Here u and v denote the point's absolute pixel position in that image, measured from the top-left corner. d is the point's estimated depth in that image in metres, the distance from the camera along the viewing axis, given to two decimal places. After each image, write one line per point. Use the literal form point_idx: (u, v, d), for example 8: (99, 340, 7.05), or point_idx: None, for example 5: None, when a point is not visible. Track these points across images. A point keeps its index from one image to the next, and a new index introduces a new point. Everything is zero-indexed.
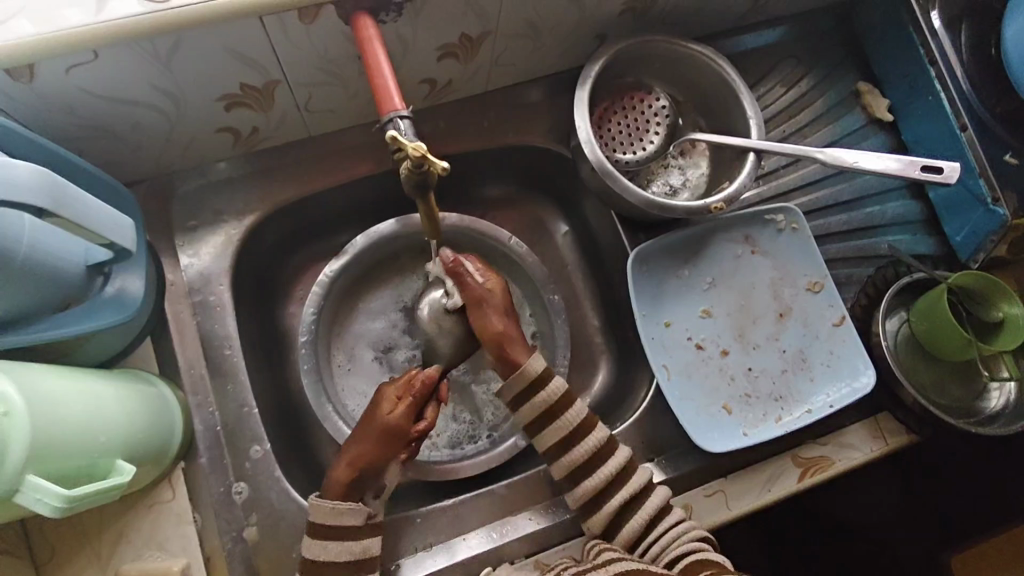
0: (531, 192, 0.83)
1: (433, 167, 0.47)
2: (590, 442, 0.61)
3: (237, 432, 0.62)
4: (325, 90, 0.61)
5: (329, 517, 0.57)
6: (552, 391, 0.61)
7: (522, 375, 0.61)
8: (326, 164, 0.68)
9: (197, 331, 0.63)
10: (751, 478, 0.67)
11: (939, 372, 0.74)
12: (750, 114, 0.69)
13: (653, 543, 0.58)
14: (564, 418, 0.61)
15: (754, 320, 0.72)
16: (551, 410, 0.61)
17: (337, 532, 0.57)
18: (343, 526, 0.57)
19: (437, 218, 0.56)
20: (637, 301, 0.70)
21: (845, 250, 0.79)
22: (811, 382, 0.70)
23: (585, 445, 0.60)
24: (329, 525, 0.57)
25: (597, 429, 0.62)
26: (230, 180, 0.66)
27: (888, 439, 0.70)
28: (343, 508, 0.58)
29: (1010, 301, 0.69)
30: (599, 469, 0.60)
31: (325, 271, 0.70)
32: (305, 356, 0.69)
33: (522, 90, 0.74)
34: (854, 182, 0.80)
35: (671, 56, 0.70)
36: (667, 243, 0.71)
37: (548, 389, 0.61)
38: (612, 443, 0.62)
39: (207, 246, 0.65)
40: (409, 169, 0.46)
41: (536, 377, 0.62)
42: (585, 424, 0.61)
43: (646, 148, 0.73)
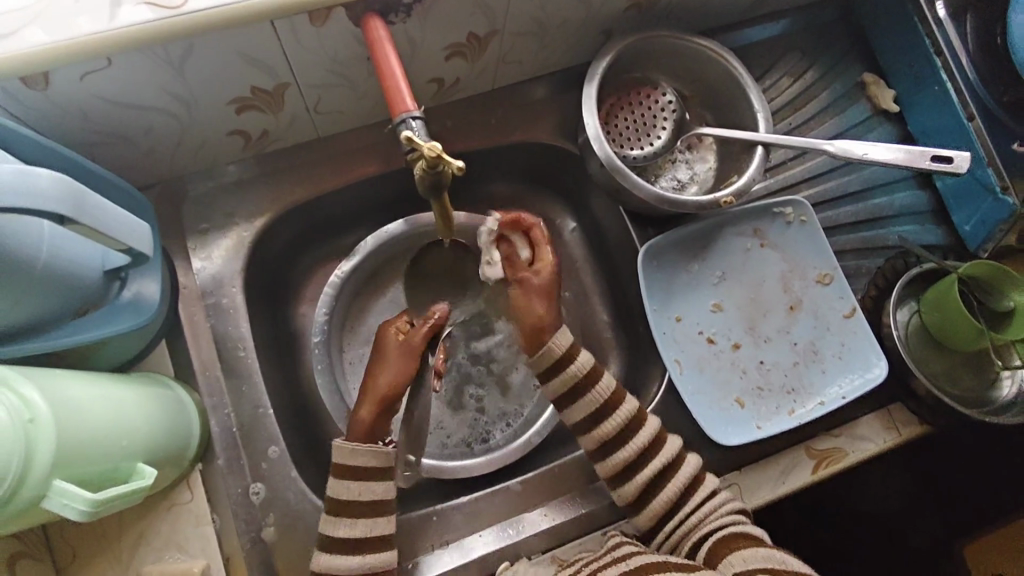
0: (539, 189, 0.83)
1: (449, 169, 0.47)
2: (619, 417, 0.61)
3: (253, 433, 0.62)
4: (334, 93, 0.61)
5: (352, 457, 0.59)
6: (580, 365, 0.62)
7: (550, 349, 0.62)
8: (336, 166, 0.68)
9: (211, 334, 0.64)
10: (764, 471, 0.68)
11: (950, 363, 0.74)
12: (757, 108, 0.69)
13: (688, 516, 0.59)
14: (592, 393, 0.62)
15: (765, 312, 0.72)
16: (576, 388, 0.62)
17: (361, 499, 0.58)
18: (370, 468, 0.59)
19: (450, 218, 0.55)
20: (647, 294, 0.70)
21: (854, 241, 0.79)
22: (824, 374, 0.70)
23: (631, 447, 0.61)
24: (350, 464, 0.59)
25: (625, 403, 0.62)
26: (240, 183, 0.67)
27: (901, 430, 0.71)
28: (358, 446, 0.59)
29: (1020, 290, 0.69)
30: (631, 439, 0.61)
31: (337, 271, 0.71)
32: (318, 356, 0.69)
33: (529, 88, 0.74)
34: (862, 173, 0.80)
35: (677, 52, 0.71)
36: (676, 238, 0.71)
37: (577, 363, 0.62)
38: (642, 416, 0.62)
39: (219, 249, 0.65)
40: (424, 171, 0.46)
41: (564, 351, 0.63)
42: (614, 399, 0.62)
43: (653, 144, 0.73)
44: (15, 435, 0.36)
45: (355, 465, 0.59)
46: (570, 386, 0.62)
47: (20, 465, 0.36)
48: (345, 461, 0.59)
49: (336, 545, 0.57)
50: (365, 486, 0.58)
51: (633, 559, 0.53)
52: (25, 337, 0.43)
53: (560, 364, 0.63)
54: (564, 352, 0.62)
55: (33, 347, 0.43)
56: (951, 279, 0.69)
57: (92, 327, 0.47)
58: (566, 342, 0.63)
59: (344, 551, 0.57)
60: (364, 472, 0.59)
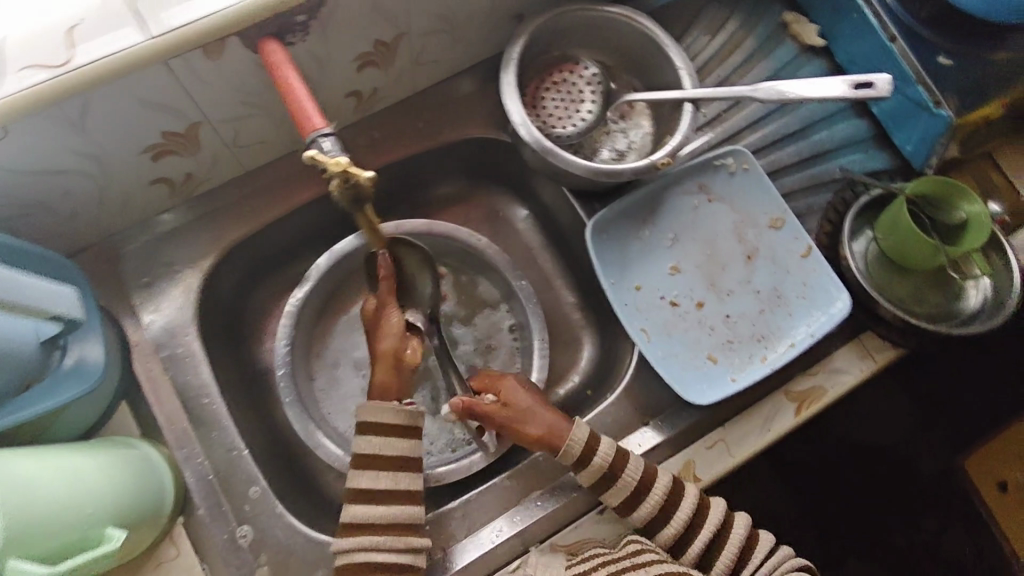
0: (483, 183, 0.83)
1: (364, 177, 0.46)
2: (657, 496, 0.60)
3: (230, 477, 0.62)
4: (252, 123, 0.61)
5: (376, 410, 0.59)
6: (605, 455, 0.61)
7: (571, 448, 0.61)
8: (270, 196, 0.67)
9: (172, 386, 0.63)
10: (748, 422, 0.68)
11: (915, 283, 0.74)
12: (680, 66, 0.68)
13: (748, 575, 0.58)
14: (624, 478, 0.60)
15: (723, 266, 0.72)
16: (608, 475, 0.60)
17: (384, 454, 0.58)
18: (393, 425, 0.59)
19: (378, 228, 0.54)
20: (603, 269, 0.69)
21: (800, 181, 0.79)
22: (790, 317, 0.70)
23: (680, 522, 0.60)
24: (376, 420, 0.59)
25: (659, 479, 0.61)
26: (177, 230, 0.66)
27: (876, 357, 0.71)
28: (388, 404, 0.59)
29: (970, 201, 0.69)
30: (676, 517, 0.60)
31: (291, 299, 0.70)
32: (285, 389, 0.68)
33: (453, 85, 0.73)
34: (799, 112, 0.80)
35: (591, 24, 0.70)
36: (622, 208, 0.71)
37: (600, 454, 0.61)
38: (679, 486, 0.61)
39: (167, 300, 0.65)
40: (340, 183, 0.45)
41: (583, 447, 0.61)
42: (648, 479, 0.60)
43: (585, 119, 0.72)
44: None
45: (377, 452, 0.58)
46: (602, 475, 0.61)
47: None
48: (370, 421, 0.59)
49: (352, 521, 0.56)
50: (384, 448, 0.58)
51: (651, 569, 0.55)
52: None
53: (586, 456, 0.61)
54: (584, 447, 0.61)
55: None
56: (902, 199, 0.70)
57: (36, 400, 0.46)
58: (584, 435, 0.62)
59: (369, 502, 0.57)
60: (393, 426, 0.59)
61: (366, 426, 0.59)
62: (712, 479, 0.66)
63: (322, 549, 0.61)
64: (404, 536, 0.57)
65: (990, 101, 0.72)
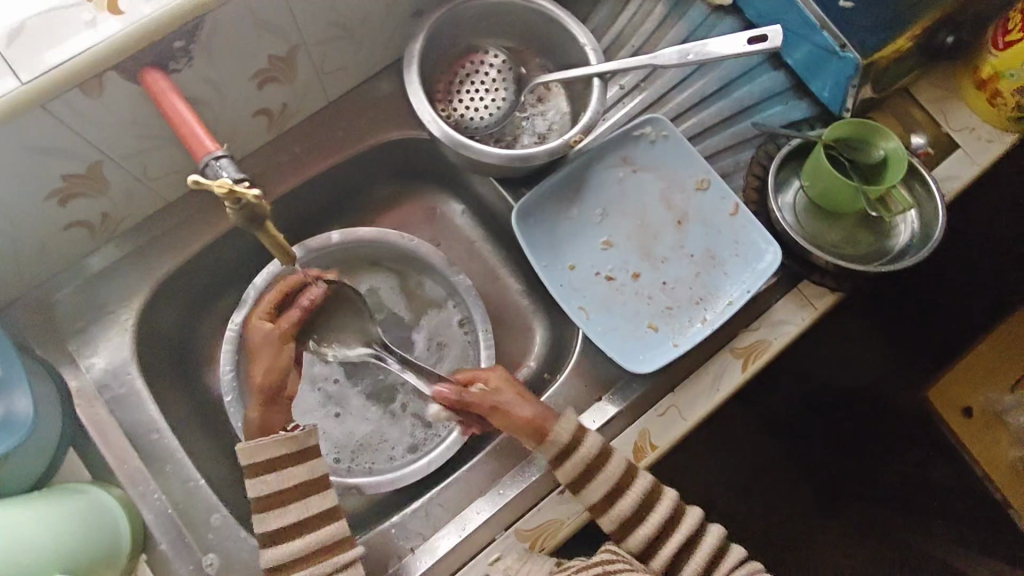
0: (416, 184, 0.83)
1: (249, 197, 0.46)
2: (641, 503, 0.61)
3: (189, 508, 0.62)
4: (159, 154, 0.61)
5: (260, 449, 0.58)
6: (614, 465, 0.61)
7: (582, 458, 0.61)
8: (194, 225, 0.67)
9: (119, 426, 0.63)
10: (695, 384, 0.69)
11: (845, 227, 0.75)
12: (584, 42, 0.69)
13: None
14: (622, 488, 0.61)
15: (655, 235, 0.72)
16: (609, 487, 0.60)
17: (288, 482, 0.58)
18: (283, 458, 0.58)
19: (287, 248, 0.53)
20: (534, 253, 0.70)
21: (724, 141, 0.80)
22: (726, 276, 0.71)
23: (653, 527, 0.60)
24: (262, 457, 0.57)
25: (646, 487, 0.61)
26: (104, 271, 0.66)
27: (814, 303, 0.72)
28: (268, 440, 0.58)
29: (886, 137, 0.70)
30: (651, 522, 0.60)
31: (230, 324, 0.69)
32: (235, 414, 0.68)
33: (366, 90, 0.73)
34: (716, 72, 0.81)
35: (491, 13, 0.70)
36: (547, 190, 0.71)
37: (609, 465, 0.61)
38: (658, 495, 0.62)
39: (103, 342, 0.64)
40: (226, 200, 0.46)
41: (594, 457, 0.61)
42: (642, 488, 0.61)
43: (500, 108, 0.73)
44: None
45: (277, 490, 0.57)
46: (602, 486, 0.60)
47: None
48: (256, 461, 0.57)
49: (276, 560, 0.57)
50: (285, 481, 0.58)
51: None
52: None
53: (593, 466, 0.61)
54: (595, 457, 0.61)
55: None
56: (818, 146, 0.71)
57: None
58: (596, 446, 0.61)
59: (285, 537, 0.57)
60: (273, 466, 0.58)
61: (260, 464, 0.57)
62: (668, 444, 0.67)
63: None
64: (332, 556, 0.58)
65: (898, 37, 0.73)
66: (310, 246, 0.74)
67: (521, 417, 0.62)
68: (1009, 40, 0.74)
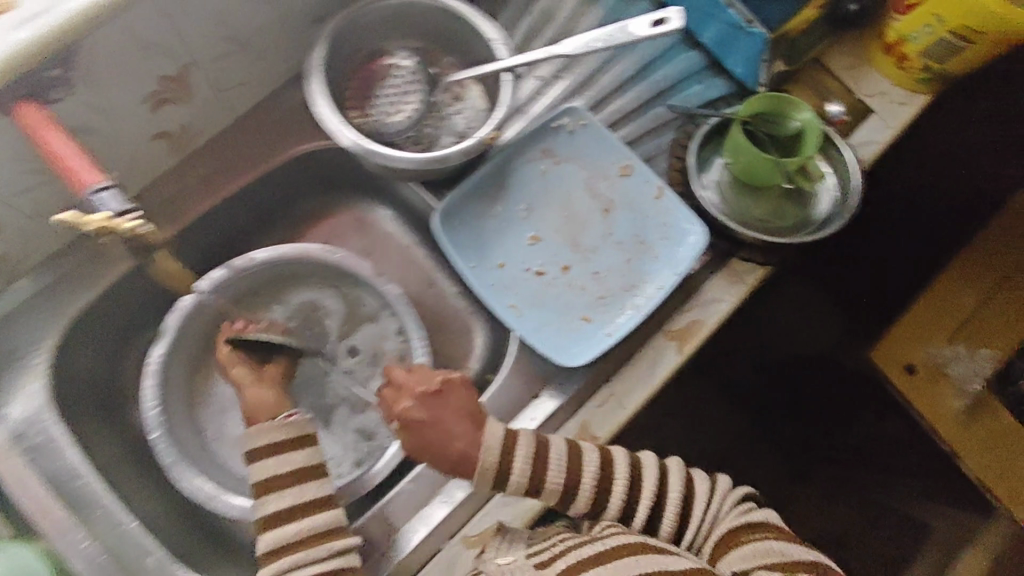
0: (340, 194, 0.81)
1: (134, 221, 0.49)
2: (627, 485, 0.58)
3: (122, 553, 0.59)
4: (51, 188, 0.59)
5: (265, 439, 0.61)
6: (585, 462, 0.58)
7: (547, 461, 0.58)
8: (102, 257, 0.64)
9: (38, 476, 0.60)
10: (632, 371, 0.68)
11: (773, 198, 0.75)
12: (494, 37, 0.67)
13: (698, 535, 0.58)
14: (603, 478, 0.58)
15: (582, 225, 0.72)
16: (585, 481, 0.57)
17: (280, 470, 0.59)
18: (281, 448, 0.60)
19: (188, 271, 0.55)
20: (460, 256, 0.69)
21: (643, 126, 0.79)
22: (656, 259, 0.70)
23: (645, 503, 0.58)
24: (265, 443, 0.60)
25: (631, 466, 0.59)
26: (9, 316, 0.62)
27: (746, 279, 0.72)
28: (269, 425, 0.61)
29: (797, 108, 0.71)
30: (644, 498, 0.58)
31: (150, 357, 0.67)
32: (164, 450, 0.65)
33: (275, 102, 0.71)
34: (633, 56, 0.80)
35: (390, 16, 0.69)
36: (469, 190, 0.70)
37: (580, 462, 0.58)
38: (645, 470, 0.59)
39: (15, 390, 0.61)
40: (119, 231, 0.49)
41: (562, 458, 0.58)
42: (629, 474, 0.58)
43: (410, 112, 0.72)
44: None
45: (274, 474, 0.59)
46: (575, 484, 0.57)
47: None
48: (263, 463, 0.59)
49: (273, 545, 0.57)
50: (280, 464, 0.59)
51: (604, 542, 0.54)
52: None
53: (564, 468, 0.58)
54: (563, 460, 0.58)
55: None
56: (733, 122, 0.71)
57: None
58: (561, 448, 0.58)
59: (284, 518, 0.57)
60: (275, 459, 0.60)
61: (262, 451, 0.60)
62: (609, 433, 0.66)
63: None
64: (324, 542, 0.57)
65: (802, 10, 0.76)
66: (229, 268, 0.70)
67: (454, 441, 0.59)
68: (908, 3, 0.75)
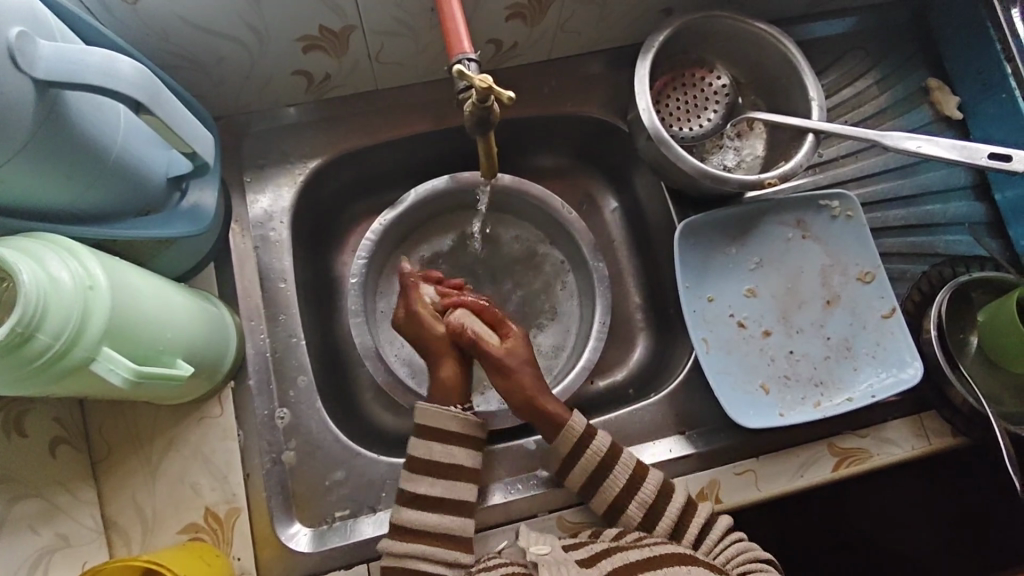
0: (584, 165, 0.84)
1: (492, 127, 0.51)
2: (672, 510, 0.59)
3: (285, 360, 0.65)
4: (396, 42, 0.63)
5: (428, 419, 0.61)
6: (570, 430, 0.62)
7: (565, 436, 0.62)
8: (389, 117, 0.70)
9: (256, 263, 0.67)
10: (784, 461, 0.67)
11: (1006, 386, 0.67)
12: (812, 96, 0.68)
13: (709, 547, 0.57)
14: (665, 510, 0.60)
15: (800, 304, 0.71)
16: (598, 469, 0.61)
17: (440, 460, 0.60)
18: (450, 435, 0.61)
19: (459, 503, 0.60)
20: (682, 272, 0.70)
21: (901, 245, 0.76)
22: (854, 371, 0.68)
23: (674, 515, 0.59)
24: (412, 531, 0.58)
25: (676, 496, 0.60)
26: (299, 124, 0.69)
27: (930, 439, 0.68)
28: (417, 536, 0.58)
29: None
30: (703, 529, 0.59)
31: (380, 219, 0.72)
32: (354, 297, 0.70)
33: (583, 62, 0.75)
34: (917, 177, 0.77)
35: (735, 34, 0.71)
36: (715, 219, 0.71)
37: (567, 431, 0.62)
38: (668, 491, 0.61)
39: (275, 188, 0.68)
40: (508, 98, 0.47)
41: (581, 436, 0.62)
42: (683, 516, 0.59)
43: (703, 125, 0.74)
44: (76, 299, 0.38)
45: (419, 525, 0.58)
46: (614, 500, 0.60)
47: (76, 326, 0.38)
48: (427, 425, 0.61)
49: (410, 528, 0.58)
50: (440, 450, 0.61)
51: (654, 547, 0.52)
52: (52, 212, 0.43)
53: (581, 443, 0.62)
54: (606, 456, 0.61)
55: (53, 226, 0.42)
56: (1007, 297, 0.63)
57: (133, 221, 0.49)
58: (580, 425, 0.63)
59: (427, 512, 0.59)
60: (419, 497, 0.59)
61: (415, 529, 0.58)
62: (734, 504, 0.65)
63: (347, 452, 0.65)
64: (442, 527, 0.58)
65: None
66: (459, 178, 0.72)
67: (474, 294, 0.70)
68: None
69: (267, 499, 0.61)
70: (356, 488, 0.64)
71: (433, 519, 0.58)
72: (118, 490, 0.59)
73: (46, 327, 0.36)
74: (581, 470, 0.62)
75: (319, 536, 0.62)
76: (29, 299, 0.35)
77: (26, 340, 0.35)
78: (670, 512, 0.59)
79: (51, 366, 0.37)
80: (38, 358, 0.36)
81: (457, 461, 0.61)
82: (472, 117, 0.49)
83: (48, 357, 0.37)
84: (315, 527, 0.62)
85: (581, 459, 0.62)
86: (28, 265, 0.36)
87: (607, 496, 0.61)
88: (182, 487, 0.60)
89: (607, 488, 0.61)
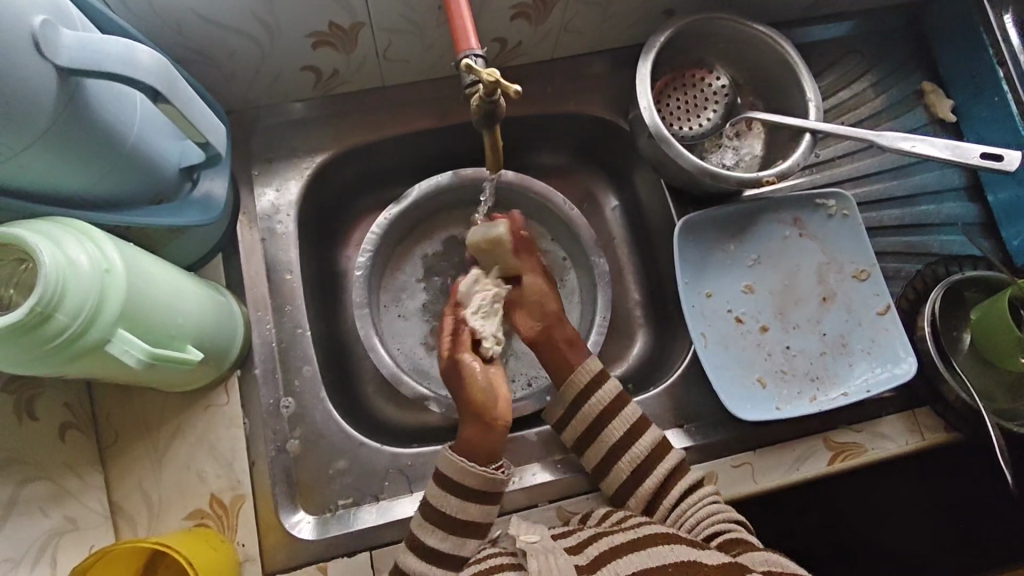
0: (586, 164, 0.85)
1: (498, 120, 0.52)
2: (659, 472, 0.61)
3: (290, 351, 0.66)
4: (403, 39, 0.65)
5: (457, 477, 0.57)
6: (581, 375, 0.65)
7: (574, 381, 0.65)
8: (394, 113, 0.72)
9: (263, 255, 0.68)
10: (781, 454, 0.68)
11: (996, 382, 0.69)
12: (809, 97, 0.70)
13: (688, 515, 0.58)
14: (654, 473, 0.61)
15: (796, 301, 0.72)
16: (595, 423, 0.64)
17: (455, 516, 0.57)
18: (470, 486, 0.57)
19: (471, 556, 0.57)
20: (682, 267, 0.71)
21: (896, 245, 0.77)
22: (850, 367, 0.70)
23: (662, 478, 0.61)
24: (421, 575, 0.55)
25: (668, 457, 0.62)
26: (306, 119, 0.70)
27: (923, 435, 0.70)
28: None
29: None
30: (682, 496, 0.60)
31: (384, 214, 0.73)
32: (359, 290, 0.71)
33: (585, 62, 0.76)
34: (912, 178, 0.79)
35: (734, 36, 0.72)
36: (715, 217, 0.72)
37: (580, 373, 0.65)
38: (662, 450, 0.62)
39: (282, 182, 0.69)
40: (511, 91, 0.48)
41: (586, 384, 0.65)
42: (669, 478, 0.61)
43: (703, 124, 0.75)
44: (93, 281, 0.39)
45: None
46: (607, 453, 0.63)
47: (93, 306, 0.39)
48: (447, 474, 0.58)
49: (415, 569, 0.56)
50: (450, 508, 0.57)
51: (637, 530, 0.53)
52: (70, 197, 0.44)
53: (586, 393, 0.65)
54: (604, 409, 0.64)
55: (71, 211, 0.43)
56: (998, 296, 0.65)
57: (147, 209, 0.50)
58: (594, 369, 0.66)
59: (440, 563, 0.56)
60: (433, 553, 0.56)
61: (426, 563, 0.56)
62: (730, 496, 0.66)
63: (351, 441, 0.65)
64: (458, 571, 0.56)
65: None
66: (462, 174, 0.74)
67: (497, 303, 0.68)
68: None
69: (272, 488, 0.62)
70: (359, 477, 0.65)
71: (435, 571, 0.56)
72: (125, 477, 0.60)
73: (64, 306, 0.37)
74: (578, 422, 0.64)
75: (322, 525, 0.63)
76: (48, 279, 0.36)
77: (46, 318, 0.36)
78: (655, 475, 0.61)
79: (68, 346, 0.38)
80: (55, 337, 0.37)
81: (468, 515, 0.57)
82: (477, 110, 0.50)
83: (66, 336, 0.38)
84: (318, 515, 0.63)
85: (581, 412, 0.64)
86: (48, 247, 0.37)
87: (601, 449, 0.63)
88: (187, 474, 0.61)
89: (602, 441, 0.63)
